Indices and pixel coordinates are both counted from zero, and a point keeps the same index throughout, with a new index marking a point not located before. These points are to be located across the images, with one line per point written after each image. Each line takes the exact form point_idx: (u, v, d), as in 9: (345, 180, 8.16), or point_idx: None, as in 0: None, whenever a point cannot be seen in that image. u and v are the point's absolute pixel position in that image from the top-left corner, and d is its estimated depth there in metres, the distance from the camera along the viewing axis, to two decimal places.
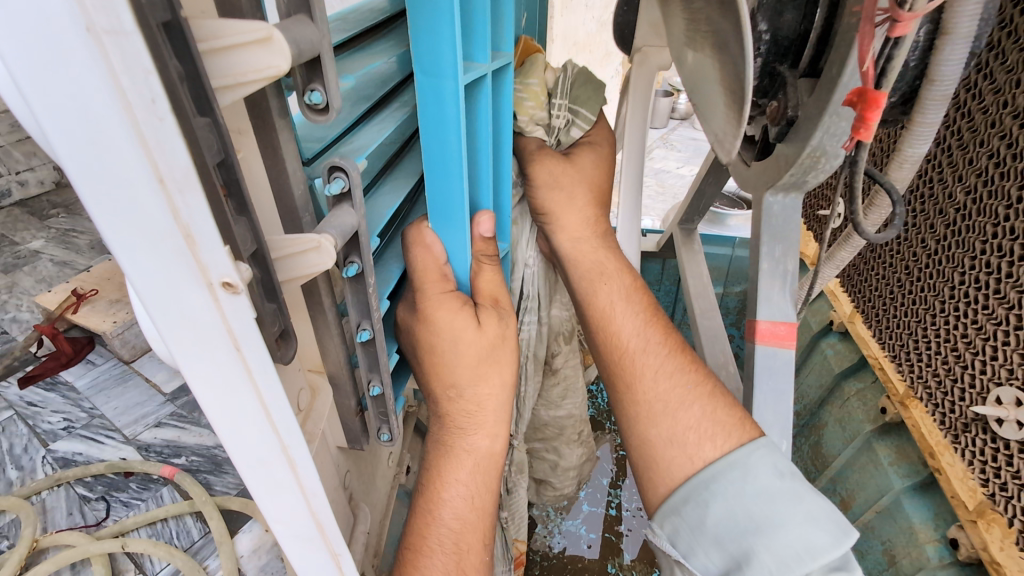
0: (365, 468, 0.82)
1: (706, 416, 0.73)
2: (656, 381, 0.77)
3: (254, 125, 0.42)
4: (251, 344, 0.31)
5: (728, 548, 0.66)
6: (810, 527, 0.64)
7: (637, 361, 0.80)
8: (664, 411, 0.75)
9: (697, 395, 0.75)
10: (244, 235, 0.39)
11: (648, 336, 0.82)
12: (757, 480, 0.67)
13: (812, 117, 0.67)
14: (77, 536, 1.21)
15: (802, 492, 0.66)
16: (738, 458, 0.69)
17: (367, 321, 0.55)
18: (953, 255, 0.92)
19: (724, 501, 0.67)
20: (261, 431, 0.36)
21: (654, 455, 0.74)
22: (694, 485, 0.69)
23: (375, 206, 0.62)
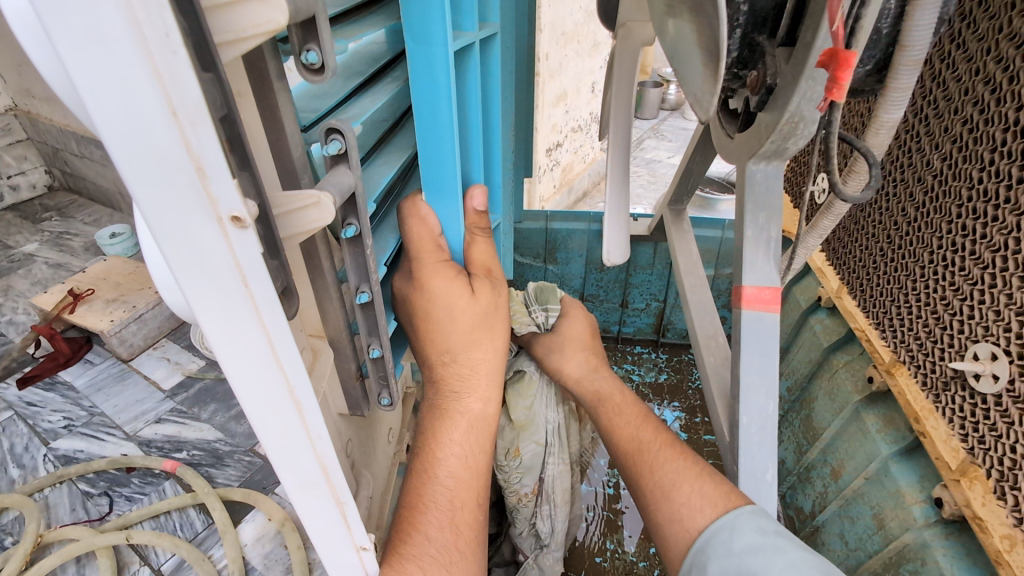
0: (366, 439, 0.85)
1: (698, 492, 0.84)
2: (652, 470, 0.90)
3: (254, 88, 0.44)
4: (258, 279, 0.34)
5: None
6: (791, 574, 0.69)
7: (634, 456, 0.94)
8: (663, 494, 0.86)
9: (687, 475, 0.87)
10: (248, 188, 0.41)
11: (642, 434, 0.96)
12: (742, 539, 0.75)
13: (789, 84, 0.69)
14: (79, 529, 1.21)
15: (784, 546, 0.72)
16: (726, 523, 0.78)
17: (366, 284, 0.57)
18: (932, 221, 0.96)
19: (716, 561, 0.75)
20: (270, 370, 0.38)
21: (664, 530, 0.85)
22: (695, 552, 0.79)
23: (371, 177, 0.64)
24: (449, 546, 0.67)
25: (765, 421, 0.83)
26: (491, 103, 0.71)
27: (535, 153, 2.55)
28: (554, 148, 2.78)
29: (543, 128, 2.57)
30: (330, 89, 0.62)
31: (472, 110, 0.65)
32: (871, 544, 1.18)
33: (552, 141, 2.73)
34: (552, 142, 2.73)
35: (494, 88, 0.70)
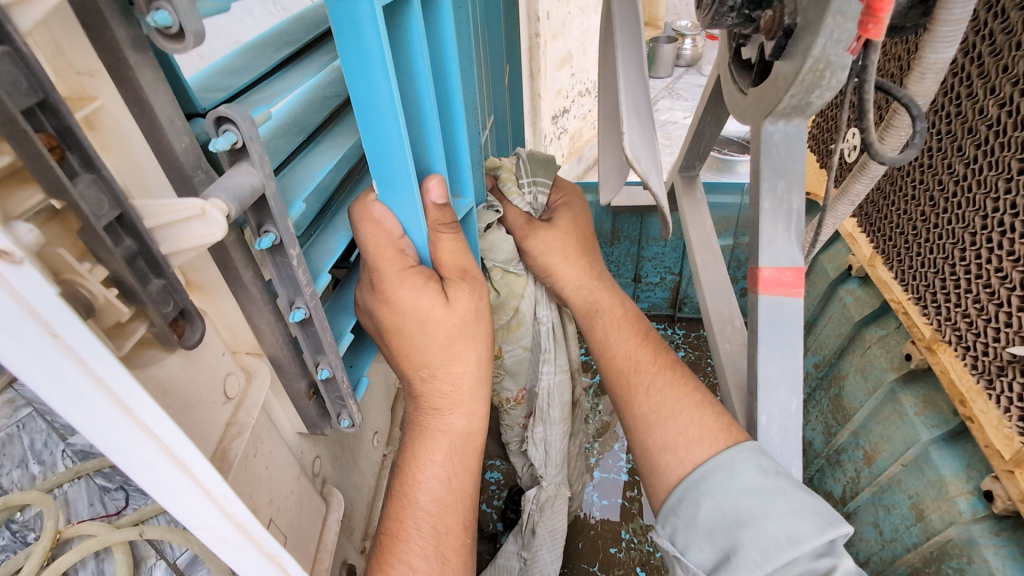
0: (342, 453, 0.77)
1: (694, 421, 0.75)
2: (648, 396, 0.79)
3: (109, 66, 0.35)
4: (72, 326, 0.25)
5: (718, 543, 0.66)
6: (793, 518, 0.63)
7: (631, 380, 0.81)
8: (655, 421, 0.77)
9: (686, 405, 0.77)
10: (96, 196, 0.32)
11: (638, 355, 0.83)
12: (743, 479, 0.67)
13: (813, 21, 0.57)
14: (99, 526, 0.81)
15: (785, 488, 0.65)
16: (725, 458, 0.69)
17: (300, 299, 0.48)
18: (985, 178, 0.82)
19: (711, 499, 0.68)
20: (131, 439, 0.29)
21: (650, 460, 0.76)
22: (686, 485, 0.71)
23: (306, 166, 0.54)
24: (434, 574, 0.60)
25: (787, 421, 0.73)
26: (447, 71, 0.60)
27: (539, 120, 2.41)
28: (560, 114, 2.62)
29: (547, 94, 2.42)
30: (251, 63, 0.52)
31: (418, 81, 0.54)
32: (908, 537, 1.08)
33: (558, 108, 2.57)
34: (558, 108, 2.59)
35: (447, 53, 0.59)
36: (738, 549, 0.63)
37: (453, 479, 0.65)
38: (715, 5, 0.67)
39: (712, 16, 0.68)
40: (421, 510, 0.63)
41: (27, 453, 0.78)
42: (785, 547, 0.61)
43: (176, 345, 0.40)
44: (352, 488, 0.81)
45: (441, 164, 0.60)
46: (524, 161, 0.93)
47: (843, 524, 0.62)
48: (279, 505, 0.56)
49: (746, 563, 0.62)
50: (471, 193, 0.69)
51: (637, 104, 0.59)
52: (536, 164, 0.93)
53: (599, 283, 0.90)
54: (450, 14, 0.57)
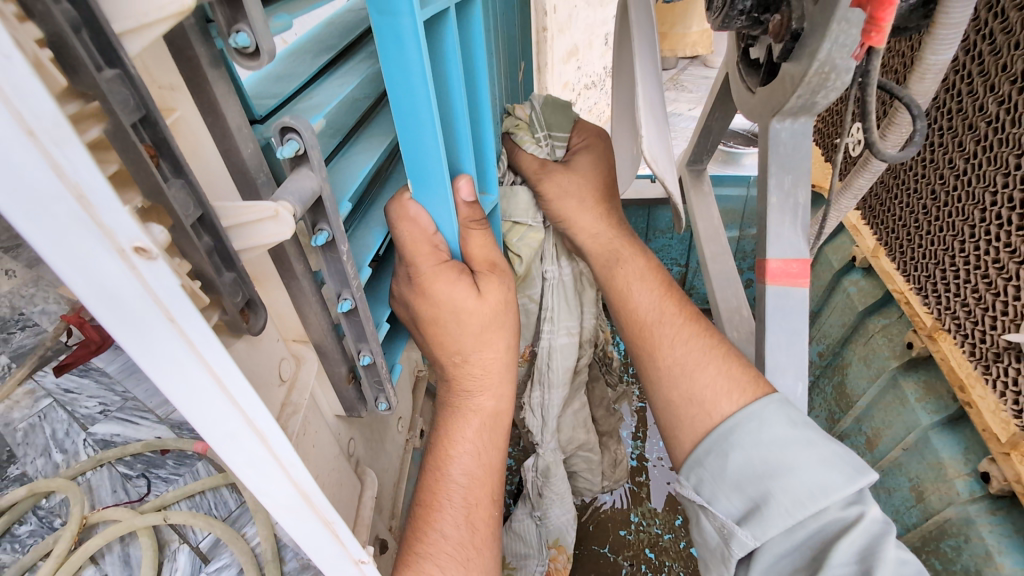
0: (372, 435, 0.82)
1: (721, 372, 0.76)
2: (672, 347, 0.81)
3: (187, 80, 0.38)
4: (186, 314, 0.29)
5: (748, 493, 0.69)
6: (822, 469, 0.66)
7: (655, 332, 0.83)
8: (682, 372, 0.78)
9: (711, 357, 0.78)
10: (185, 199, 0.36)
11: (662, 308, 0.85)
12: (770, 431, 0.70)
13: (819, 27, 0.60)
14: (126, 510, 0.84)
15: (813, 439, 0.69)
16: (754, 410, 0.71)
17: (347, 290, 0.52)
18: (985, 173, 0.85)
19: (741, 449, 0.70)
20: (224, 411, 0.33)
21: (677, 412, 0.78)
22: (716, 436, 0.73)
23: (346, 167, 0.58)
24: (465, 544, 0.65)
25: (793, 403, 0.77)
26: (476, 76, 0.64)
27: None
28: (566, 107, 2.65)
29: (554, 87, 2.44)
30: (295, 70, 0.56)
31: (451, 87, 0.58)
32: (908, 517, 1.12)
33: (564, 101, 2.60)
34: (564, 101, 2.61)
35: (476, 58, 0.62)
36: (769, 500, 0.66)
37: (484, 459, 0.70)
38: (726, 8, 0.71)
39: (723, 18, 0.72)
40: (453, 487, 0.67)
41: (50, 442, 0.92)
42: (817, 496, 0.65)
43: (243, 331, 0.44)
44: (381, 469, 0.86)
45: (471, 165, 0.65)
46: (539, 109, 0.98)
47: (872, 472, 0.65)
48: (323, 480, 0.61)
49: (777, 512, 0.66)
50: (496, 191, 0.73)
51: (654, 104, 0.63)
52: (552, 113, 0.97)
53: (617, 233, 0.91)
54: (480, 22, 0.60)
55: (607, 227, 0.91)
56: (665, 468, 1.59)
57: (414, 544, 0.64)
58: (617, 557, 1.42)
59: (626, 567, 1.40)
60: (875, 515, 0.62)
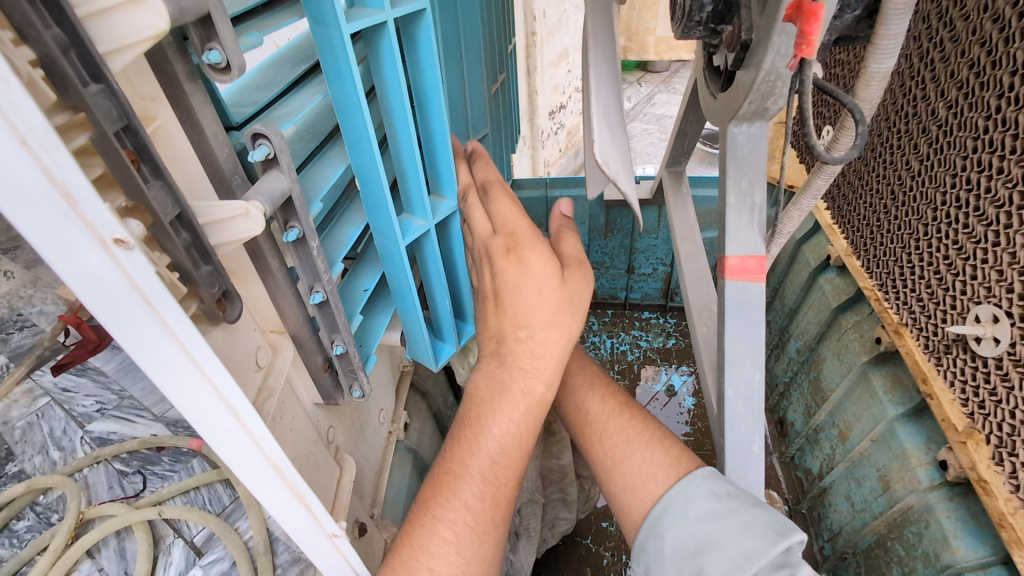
0: (353, 425, 0.85)
1: (646, 460, 0.85)
2: (604, 442, 0.91)
3: (167, 92, 0.43)
4: (161, 297, 0.33)
5: (686, 572, 0.73)
6: (745, 536, 0.69)
7: (597, 425, 0.94)
8: (613, 465, 0.88)
9: (642, 442, 0.88)
10: (163, 198, 0.40)
11: (605, 403, 0.96)
12: (696, 507, 0.75)
13: (763, 37, 0.64)
14: (126, 505, 0.87)
15: (737, 508, 0.72)
16: (678, 491, 0.78)
17: (319, 283, 0.56)
18: (936, 174, 0.89)
19: (673, 531, 0.76)
20: (196, 387, 0.37)
21: (619, 500, 0.85)
22: (651, 522, 0.79)
23: (321, 170, 0.63)
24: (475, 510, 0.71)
25: (751, 393, 0.81)
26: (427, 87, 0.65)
27: (536, 117, 2.48)
28: (557, 110, 2.70)
29: (544, 90, 2.48)
30: (274, 79, 0.60)
31: (396, 99, 0.60)
32: (875, 505, 1.17)
33: (555, 104, 2.65)
34: (555, 105, 2.66)
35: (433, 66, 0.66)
36: None
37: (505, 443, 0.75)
38: (685, 19, 0.75)
39: (682, 28, 0.76)
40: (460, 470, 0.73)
41: (47, 440, 0.97)
42: (742, 564, 0.68)
43: (219, 319, 0.48)
44: (363, 457, 0.90)
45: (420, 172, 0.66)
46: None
47: (794, 533, 0.68)
48: (301, 462, 0.65)
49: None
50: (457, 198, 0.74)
51: (606, 102, 0.65)
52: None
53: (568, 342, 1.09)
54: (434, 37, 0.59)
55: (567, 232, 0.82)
56: None
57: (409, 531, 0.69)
58: (600, 547, 1.46)
59: (608, 558, 1.44)
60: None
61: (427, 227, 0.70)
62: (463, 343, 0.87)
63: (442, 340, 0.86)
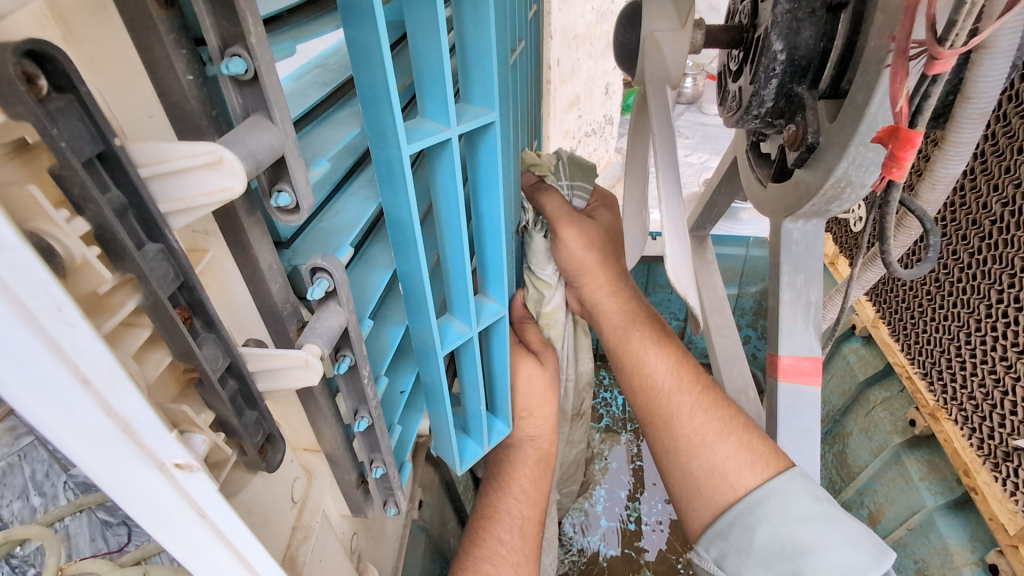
0: (373, 525, 0.79)
1: (744, 446, 0.77)
2: (692, 418, 0.82)
3: (221, 226, 0.38)
4: (220, 510, 0.27)
5: (777, 570, 0.69)
6: (851, 549, 0.67)
7: (672, 400, 0.84)
8: (701, 444, 0.80)
9: (733, 429, 0.79)
10: (214, 351, 0.36)
11: (680, 374, 0.86)
12: (799, 506, 0.70)
13: (836, 145, 0.61)
14: (108, 562, 0.41)
15: (840, 518, 0.70)
16: (780, 484, 0.72)
17: (365, 408, 0.51)
18: (989, 270, 0.86)
19: (769, 526, 0.71)
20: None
21: (698, 484, 0.79)
22: (741, 510, 0.73)
23: (364, 274, 0.58)
24: None
25: None
26: (482, 187, 0.60)
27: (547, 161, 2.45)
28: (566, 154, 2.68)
29: (554, 136, 2.47)
30: None
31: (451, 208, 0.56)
32: None
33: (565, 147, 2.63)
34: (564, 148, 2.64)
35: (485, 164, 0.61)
36: None
37: (520, 534, 0.83)
38: (742, 111, 0.72)
39: (738, 119, 0.73)
40: (495, 557, 0.79)
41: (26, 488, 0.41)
42: None
43: (261, 467, 0.42)
44: (381, 556, 0.83)
45: (465, 278, 0.62)
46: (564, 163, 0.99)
47: (892, 553, 0.68)
48: None
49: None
50: (503, 302, 0.70)
51: (677, 221, 0.64)
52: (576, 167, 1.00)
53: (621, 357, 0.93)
54: (496, 149, 0.56)
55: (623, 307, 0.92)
56: (664, 532, 1.57)
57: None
58: None
59: None
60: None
61: (467, 334, 0.65)
62: (492, 442, 0.82)
63: (470, 436, 0.81)
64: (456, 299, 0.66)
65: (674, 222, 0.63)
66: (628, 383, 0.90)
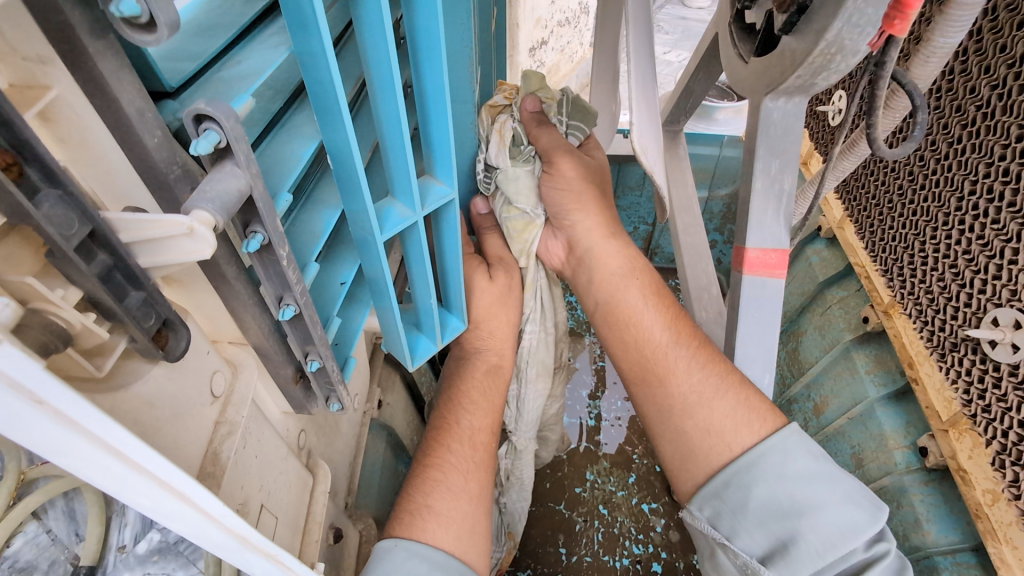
0: (324, 423, 0.76)
1: (741, 402, 0.73)
2: (688, 375, 0.77)
3: (61, 52, 0.29)
4: (54, 391, 0.22)
5: (773, 530, 0.66)
6: (847, 507, 0.64)
7: (667, 356, 0.79)
8: (698, 403, 0.75)
9: (729, 385, 0.74)
10: (62, 214, 0.28)
11: (675, 331, 0.81)
12: (796, 465, 0.68)
13: (830, 3, 0.53)
14: None
15: (836, 475, 0.67)
16: (777, 443, 0.69)
17: (290, 295, 0.45)
18: (966, 160, 0.82)
19: (766, 485, 0.68)
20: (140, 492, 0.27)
21: (690, 443, 0.75)
22: (739, 469, 0.70)
23: (285, 146, 0.50)
24: (451, 513, 0.72)
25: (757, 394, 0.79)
26: (420, 44, 0.51)
27: (516, 53, 2.26)
28: (538, 45, 2.47)
29: (524, 23, 2.25)
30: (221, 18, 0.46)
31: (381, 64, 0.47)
32: None
33: (536, 38, 2.41)
34: (536, 39, 2.43)
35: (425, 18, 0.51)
36: (798, 540, 0.64)
37: (473, 442, 0.82)
38: None
39: None
40: (445, 466, 0.77)
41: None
42: (847, 538, 0.63)
43: (161, 355, 0.37)
44: (336, 452, 0.82)
45: (407, 155, 0.54)
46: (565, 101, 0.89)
47: (885, 507, 0.65)
48: (272, 488, 0.56)
49: (804, 554, 0.64)
50: (452, 184, 0.62)
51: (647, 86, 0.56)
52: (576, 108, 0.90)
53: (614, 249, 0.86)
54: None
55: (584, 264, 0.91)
56: (621, 426, 1.64)
57: (405, 533, 0.69)
58: (572, 513, 1.46)
59: (580, 524, 1.44)
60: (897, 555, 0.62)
61: (412, 220, 0.59)
62: (446, 338, 0.78)
63: (423, 332, 0.77)
64: (398, 180, 0.58)
65: (645, 88, 0.55)
66: (615, 339, 0.85)
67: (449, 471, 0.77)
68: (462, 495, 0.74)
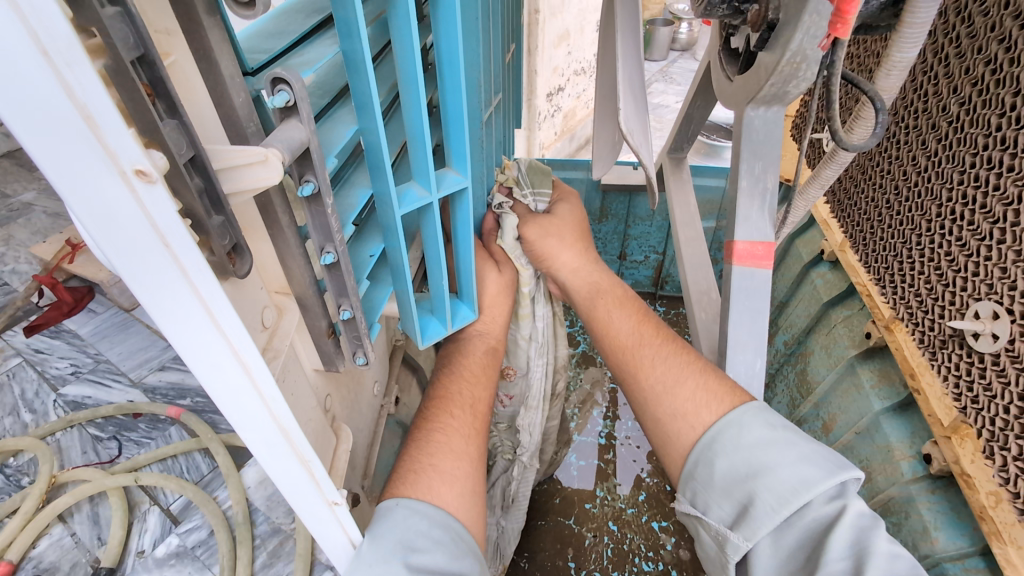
0: (348, 397, 0.83)
1: (701, 386, 0.80)
2: (654, 368, 0.86)
3: (183, 26, 0.40)
4: (178, 235, 0.31)
5: (735, 496, 0.71)
6: (802, 465, 0.68)
7: (637, 355, 0.88)
8: (664, 391, 0.83)
9: (691, 371, 0.83)
10: (178, 136, 0.37)
11: (642, 332, 0.91)
12: (751, 434, 0.73)
13: (791, 18, 0.63)
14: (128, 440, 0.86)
15: (795, 439, 0.71)
16: (733, 418, 0.75)
17: (331, 245, 0.54)
18: (943, 170, 0.90)
19: (726, 456, 0.74)
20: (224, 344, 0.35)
21: (665, 428, 0.82)
22: (701, 446, 0.77)
23: (330, 130, 0.60)
24: (454, 476, 0.78)
25: (750, 380, 0.84)
26: (443, 50, 0.62)
27: (535, 98, 2.43)
28: (556, 92, 2.65)
29: (544, 71, 2.43)
30: (288, 28, 0.58)
31: (409, 63, 0.57)
32: None
33: (554, 86, 2.59)
34: (554, 87, 2.61)
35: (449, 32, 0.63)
36: (754, 499, 0.69)
37: (474, 410, 0.88)
38: None
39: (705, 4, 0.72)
40: (447, 429, 0.83)
41: None
42: (799, 492, 0.66)
43: (228, 273, 0.47)
44: (357, 429, 0.89)
45: (427, 144, 0.64)
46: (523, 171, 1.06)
47: (852, 468, 0.67)
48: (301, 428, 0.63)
49: (763, 510, 0.68)
50: (466, 173, 0.72)
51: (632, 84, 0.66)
52: (535, 174, 1.05)
53: (597, 268, 1.00)
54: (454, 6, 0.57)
55: (587, 263, 1.00)
56: (632, 446, 1.66)
57: (405, 492, 0.75)
58: (582, 528, 1.47)
59: (590, 539, 1.44)
60: (855, 509, 0.62)
61: (427, 200, 0.68)
62: (455, 323, 0.86)
63: (435, 316, 0.85)
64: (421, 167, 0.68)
65: (630, 84, 0.65)
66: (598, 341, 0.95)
67: (452, 435, 0.82)
68: (462, 457, 0.80)
